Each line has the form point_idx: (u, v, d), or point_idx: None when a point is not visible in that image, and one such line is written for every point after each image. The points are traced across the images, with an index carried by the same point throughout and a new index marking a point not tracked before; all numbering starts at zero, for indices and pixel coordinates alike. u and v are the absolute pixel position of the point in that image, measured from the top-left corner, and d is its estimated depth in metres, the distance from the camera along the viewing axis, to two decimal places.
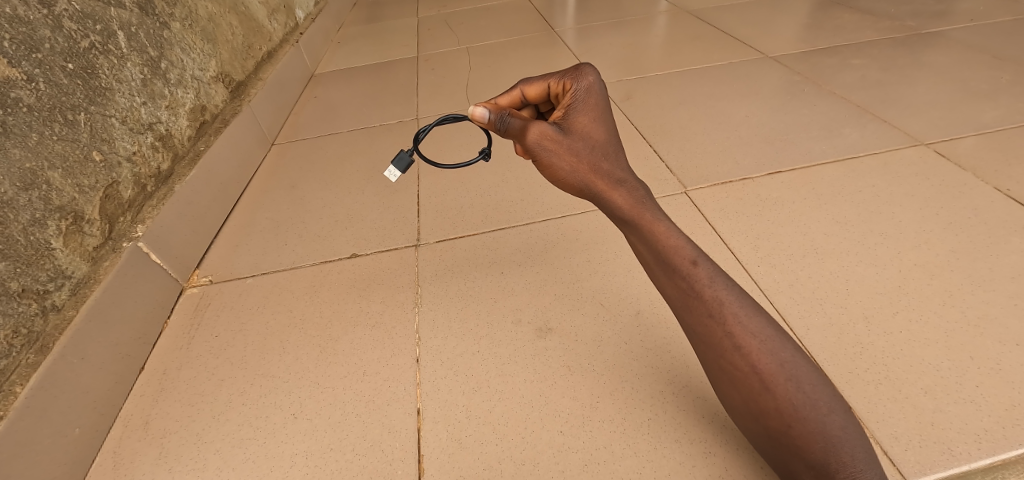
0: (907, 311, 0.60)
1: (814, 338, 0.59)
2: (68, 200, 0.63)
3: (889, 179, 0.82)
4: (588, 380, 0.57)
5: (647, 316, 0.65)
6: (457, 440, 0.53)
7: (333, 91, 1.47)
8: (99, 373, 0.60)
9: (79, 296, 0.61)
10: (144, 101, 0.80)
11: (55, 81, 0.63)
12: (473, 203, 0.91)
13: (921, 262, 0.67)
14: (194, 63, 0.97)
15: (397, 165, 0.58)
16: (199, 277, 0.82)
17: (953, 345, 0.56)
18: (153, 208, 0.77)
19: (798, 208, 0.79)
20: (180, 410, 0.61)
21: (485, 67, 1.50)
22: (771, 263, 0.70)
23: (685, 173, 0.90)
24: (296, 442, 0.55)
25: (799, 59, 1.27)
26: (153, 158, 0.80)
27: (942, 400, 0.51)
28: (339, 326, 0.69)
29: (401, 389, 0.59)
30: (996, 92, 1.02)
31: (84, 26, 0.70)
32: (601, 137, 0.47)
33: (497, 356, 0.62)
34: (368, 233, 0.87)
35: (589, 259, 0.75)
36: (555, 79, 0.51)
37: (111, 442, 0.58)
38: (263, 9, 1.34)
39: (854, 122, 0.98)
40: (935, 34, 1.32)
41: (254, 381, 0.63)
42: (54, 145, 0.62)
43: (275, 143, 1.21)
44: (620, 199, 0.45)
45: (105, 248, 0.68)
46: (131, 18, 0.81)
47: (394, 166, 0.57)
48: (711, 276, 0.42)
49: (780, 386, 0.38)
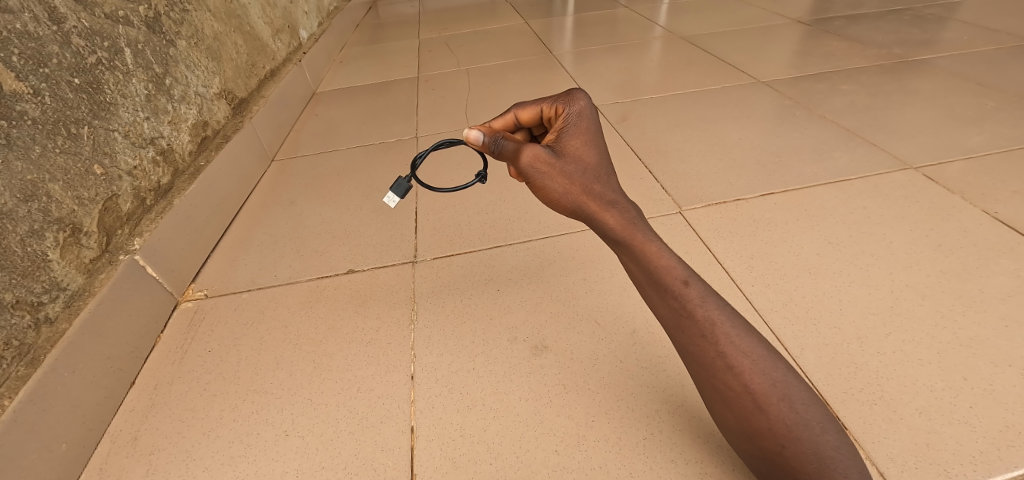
0: (900, 331, 0.61)
1: (809, 357, 0.59)
2: (67, 213, 0.63)
3: (879, 200, 0.84)
4: (584, 399, 0.57)
5: (643, 335, 0.65)
6: (452, 459, 0.52)
7: (334, 109, 1.49)
8: (88, 387, 0.59)
9: (73, 309, 0.61)
10: (147, 116, 0.81)
11: (61, 95, 0.64)
12: (471, 221, 0.92)
13: (912, 283, 0.68)
14: (198, 80, 0.98)
15: (396, 191, 0.58)
16: (194, 291, 0.81)
17: (946, 365, 0.56)
18: (151, 221, 0.78)
19: (790, 229, 0.80)
20: (169, 426, 0.60)
21: (485, 88, 1.53)
22: (765, 282, 0.70)
23: (680, 194, 0.92)
24: (287, 460, 0.54)
25: (790, 84, 1.31)
26: (153, 172, 0.81)
27: (936, 421, 0.51)
28: (335, 342, 0.69)
29: (395, 406, 0.59)
30: (981, 118, 1.05)
31: (92, 42, 0.72)
32: (593, 160, 0.48)
33: (493, 373, 0.61)
34: (365, 249, 0.87)
35: (586, 277, 0.75)
36: (548, 103, 0.52)
37: (98, 458, 0.57)
38: (268, 29, 1.37)
39: (844, 146, 1.00)
40: (920, 62, 1.36)
41: (248, 397, 0.62)
42: (56, 158, 0.62)
43: (275, 159, 1.22)
44: (612, 220, 0.45)
45: (101, 260, 0.68)
46: (138, 36, 0.83)
47: (393, 192, 0.57)
48: (702, 295, 0.42)
49: (772, 405, 0.38)
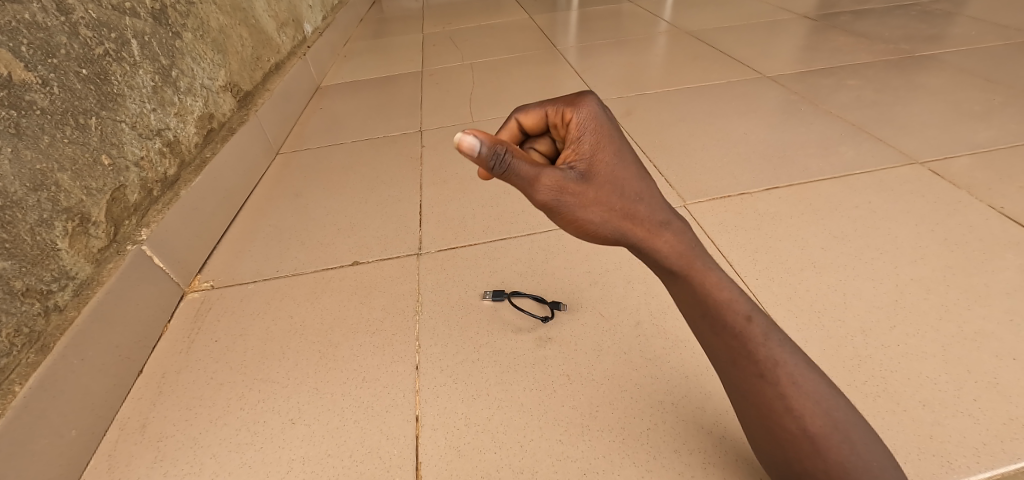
0: (905, 325, 0.61)
1: (813, 350, 0.59)
2: (75, 202, 0.63)
3: (884, 195, 0.84)
4: (588, 390, 0.57)
5: (647, 327, 0.65)
6: (456, 448, 0.53)
7: (338, 103, 1.50)
8: (96, 376, 0.60)
9: (81, 297, 0.62)
10: (154, 107, 0.82)
11: (69, 85, 0.65)
12: (475, 214, 0.92)
13: (917, 277, 0.67)
14: (204, 72, 0.99)
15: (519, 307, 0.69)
16: (200, 282, 0.82)
17: (951, 359, 0.56)
18: (158, 212, 0.78)
19: (796, 223, 0.80)
20: (177, 414, 0.61)
21: (489, 82, 1.52)
22: (769, 275, 0.70)
23: (685, 188, 0.92)
24: (293, 448, 0.55)
25: (795, 79, 1.30)
26: (160, 163, 0.81)
27: (940, 413, 0.51)
28: (339, 333, 0.69)
29: (399, 396, 0.59)
30: (989, 114, 1.05)
31: (99, 33, 0.72)
32: (627, 176, 0.42)
33: (498, 364, 0.62)
34: (370, 242, 0.87)
35: (590, 270, 0.75)
36: (552, 108, 0.45)
37: (107, 446, 0.58)
38: (272, 23, 1.37)
39: (850, 141, 1.00)
40: (927, 57, 1.35)
41: (253, 386, 0.63)
42: (65, 148, 0.63)
43: (279, 152, 1.23)
44: (665, 246, 0.42)
45: (109, 250, 0.68)
46: (145, 27, 0.83)
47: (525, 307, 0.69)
48: (765, 332, 0.41)
49: (833, 448, 0.37)
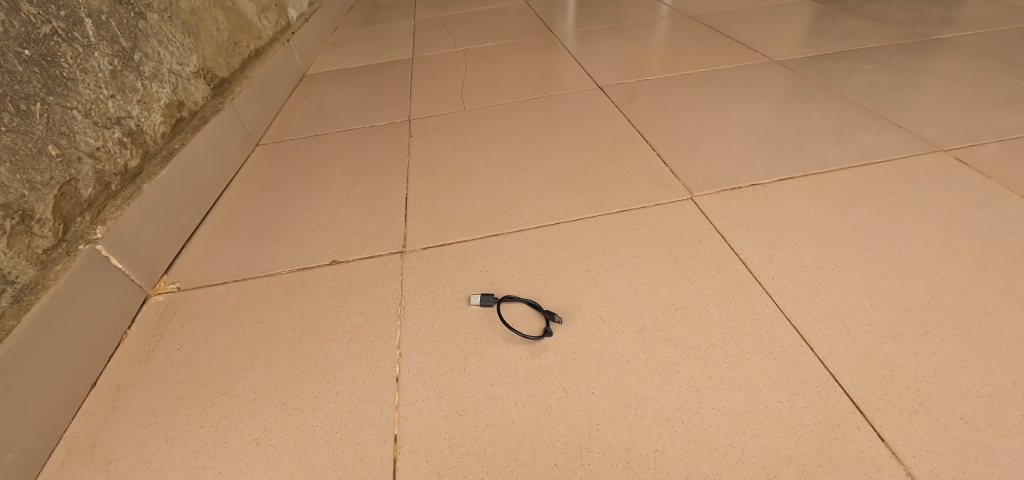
0: (938, 330, 0.55)
1: (839, 359, 0.53)
2: (15, 197, 0.57)
3: (908, 185, 0.77)
4: (587, 405, 0.51)
5: (652, 334, 0.58)
6: (439, 473, 0.47)
7: (324, 91, 1.42)
8: (40, 390, 0.54)
9: (23, 303, 0.55)
10: (112, 93, 0.75)
11: (7, 67, 0.58)
12: (465, 208, 0.85)
13: (949, 276, 0.61)
14: (172, 57, 0.91)
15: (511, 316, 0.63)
16: (166, 284, 0.75)
17: (993, 368, 0.50)
18: (118, 207, 0.71)
19: (812, 216, 0.73)
20: (131, 432, 0.55)
21: (482, 69, 1.45)
22: (786, 274, 0.64)
23: (691, 178, 0.85)
24: (257, 472, 0.49)
25: (805, 64, 1.23)
26: (120, 154, 0.75)
27: (984, 432, 0.45)
28: (314, 340, 0.63)
29: (377, 412, 0.53)
30: (1014, 98, 0.98)
31: (46, 10, 0.65)
32: None
33: (486, 375, 0.56)
34: (351, 239, 0.81)
35: (588, 269, 0.69)
36: None
37: (50, 469, 0.52)
38: (252, 6, 1.29)
39: (868, 128, 0.93)
40: (944, 40, 1.28)
41: (216, 400, 0.57)
42: (2, 137, 0.56)
43: (259, 143, 1.16)
44: None
45: (58, 250, 0.62)
46: (103, 6, 0.76)
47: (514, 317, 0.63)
48: None
49: None
